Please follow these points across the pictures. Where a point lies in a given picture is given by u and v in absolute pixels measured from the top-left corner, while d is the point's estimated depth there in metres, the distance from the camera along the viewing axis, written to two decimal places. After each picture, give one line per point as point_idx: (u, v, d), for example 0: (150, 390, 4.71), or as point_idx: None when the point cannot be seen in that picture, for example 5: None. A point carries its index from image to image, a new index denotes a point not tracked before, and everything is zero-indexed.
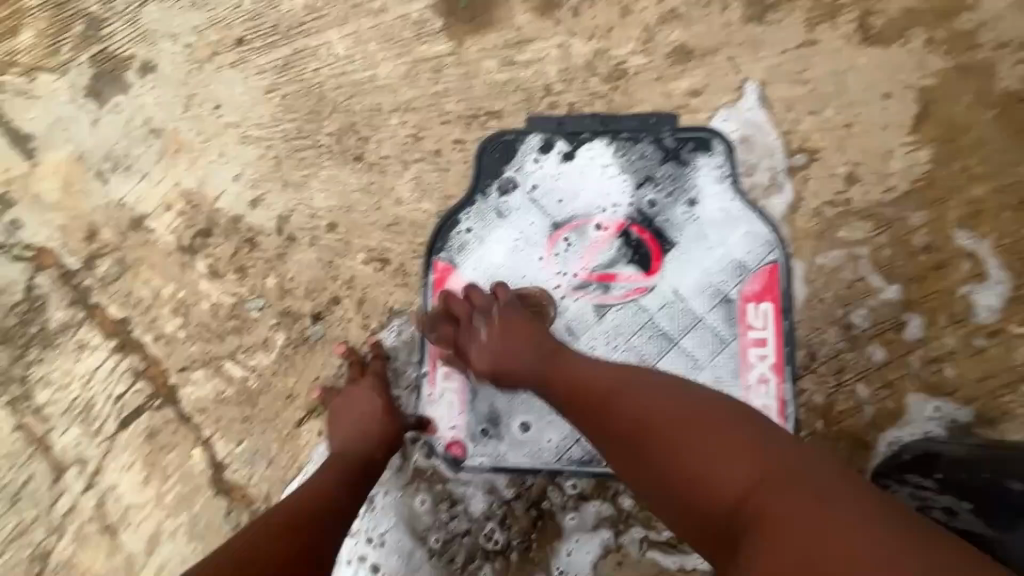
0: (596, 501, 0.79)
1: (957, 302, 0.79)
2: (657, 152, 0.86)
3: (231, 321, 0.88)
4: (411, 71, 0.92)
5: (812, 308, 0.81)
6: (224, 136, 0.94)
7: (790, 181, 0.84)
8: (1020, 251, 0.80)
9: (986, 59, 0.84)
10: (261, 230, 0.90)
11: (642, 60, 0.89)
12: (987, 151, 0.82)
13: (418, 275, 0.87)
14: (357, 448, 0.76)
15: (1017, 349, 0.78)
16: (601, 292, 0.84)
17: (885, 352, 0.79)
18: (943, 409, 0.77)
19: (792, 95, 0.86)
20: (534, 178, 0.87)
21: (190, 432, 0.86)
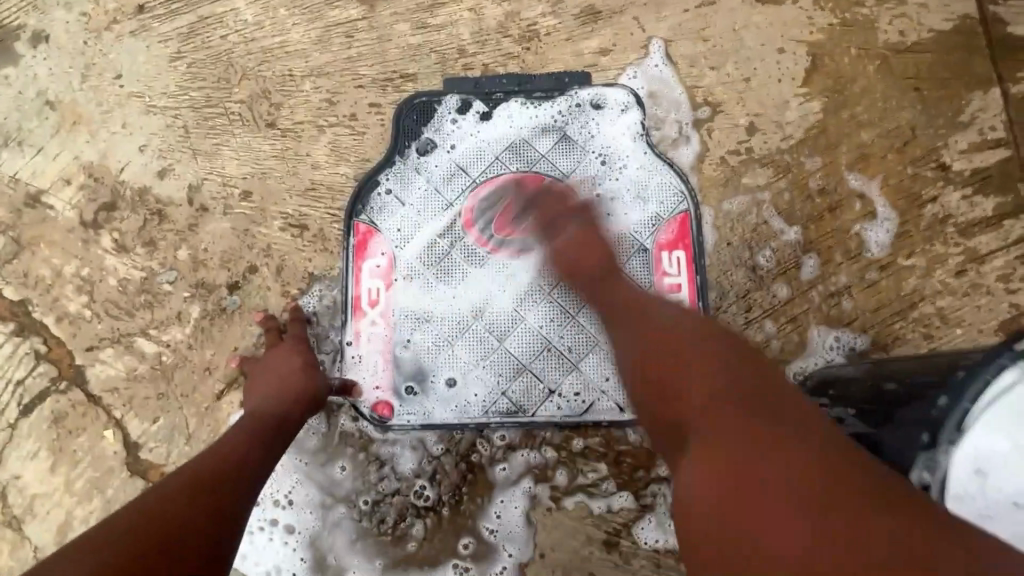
0: (525, 450, 0.80)
1: (851, 239, 0.85)
2: (571, 110, 0.88)
3: (141, 296, 0.84)
4: (323, 37, 0.91)
5: (721, 253, 0.85)
6: (128, 107, 0.90)
7: (697, 133, 0.88)
8: (903, 190, 0.86)
9: (868, 15, 0.91)
10: (171, 201, 0.87)
11: (552, 22, 0.91)
12: (872, 99, 0.89)
13: (338, 239, 0.86)
14: (273, 404, 0.71)
15: (905, 279, 0.84)
16: (523, 246, 0.84)
17: (789, 289, 0.84)
18: (842, 339, 0.83)
19: (695, 52, 0.90)
20: (452, 138, 0.87)
21: (101, 413, 0.82)
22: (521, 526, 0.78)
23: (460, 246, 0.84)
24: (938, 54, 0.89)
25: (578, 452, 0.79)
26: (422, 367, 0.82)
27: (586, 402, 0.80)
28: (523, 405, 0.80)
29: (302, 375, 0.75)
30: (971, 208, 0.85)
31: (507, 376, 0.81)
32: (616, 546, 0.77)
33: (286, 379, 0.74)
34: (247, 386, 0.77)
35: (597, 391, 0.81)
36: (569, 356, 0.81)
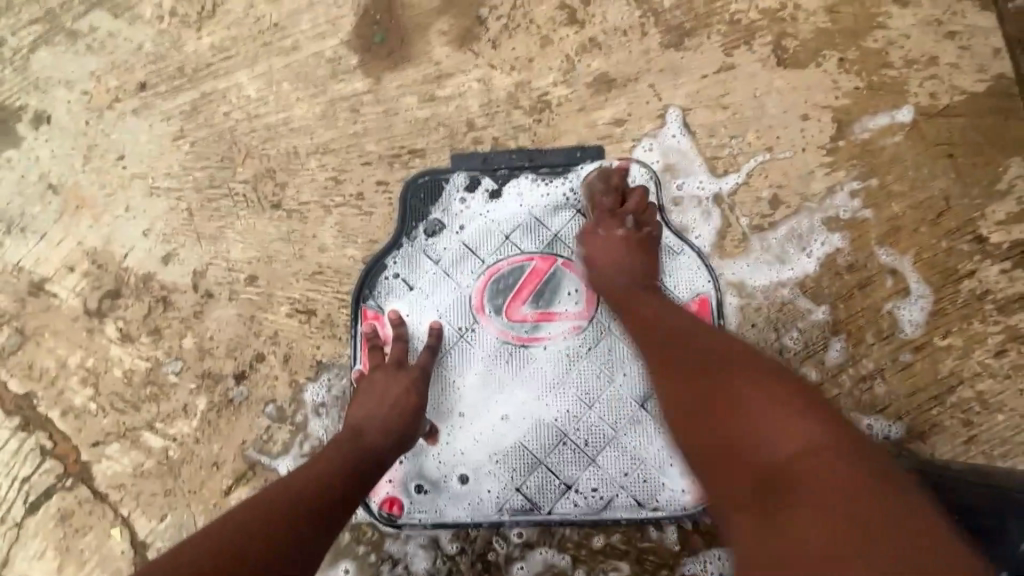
0: (542, 548, 0.77)
1: (883, 319, 0.81)
2: (585, 186, 0.85)
3: (147, 388, 0.82)
4: (328, 111, 0.89)
5: (745, 335, 0.81)
6: (131, 188, 0.88)
7: (717, 207, 0.84)
8: (938, 264, 0.82)
9: (897, 76, 0.86)
10: (176, 287, 0.85)
11: (565, 91, 0.88)
12: (903, 167, 0.84)
13: (346, 326, 0.83)
14: (376, 437, 0.68)
15: (942, 361, 0.79)
16: (534, 330, 0.81)
17: (818, 373, 0.80)
18: (875, 427, 0.78)
19: (713, 121, 0.86)
20: (461, 219, 0.85)
21: (108, 511, 0.80)
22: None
23: (469, 332, 0.82)
24: (973, 118, 0.85)
25: (599, 551, 0.76)
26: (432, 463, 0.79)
27: (604, 497, 0.77)
28: (538, 502, 0.77)
29: (372, 428, 0.69)
30: (1011, 283, 0.81)
31: (521, 471, 0.78)
32: None
33: (352, 429, 0.69)
34: (356, 395, 0.74)
35: (615, 486, 0.77)
36: (586, 447, 0.78)
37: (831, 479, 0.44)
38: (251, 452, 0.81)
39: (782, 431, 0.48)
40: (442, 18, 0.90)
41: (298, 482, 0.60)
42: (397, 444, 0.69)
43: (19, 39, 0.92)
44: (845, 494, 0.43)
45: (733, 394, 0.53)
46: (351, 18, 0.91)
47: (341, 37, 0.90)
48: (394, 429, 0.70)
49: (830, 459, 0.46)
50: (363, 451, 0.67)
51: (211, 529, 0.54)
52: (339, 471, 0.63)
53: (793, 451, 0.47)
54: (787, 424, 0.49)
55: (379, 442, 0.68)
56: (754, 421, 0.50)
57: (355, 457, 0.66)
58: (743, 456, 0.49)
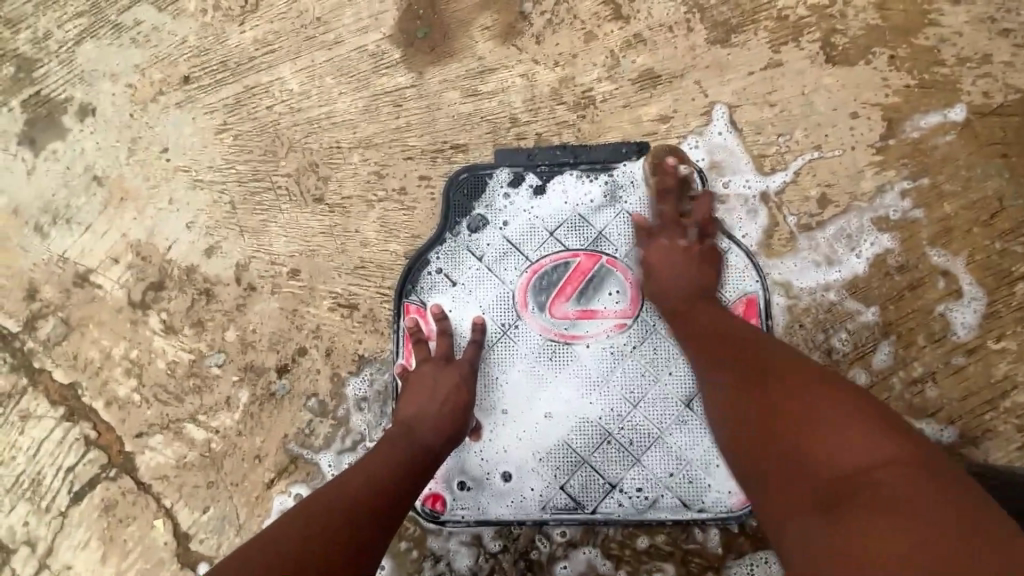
0: (586, 547, 0.76)
1: (935, 321, 0.79)
2: (630, 182, 0.84)
3: (190, 380, 0.83)
4: (371, 106, 0.89)
5: (793, 335, 0.80)
6: (174, 181, 0.88)
7: (764, 206, 0.83)
8: (991, 266, 0.80)
9: (949, 74, 0.85)
10: (219, 280, 0.85)
11: (609, 87, 0.87)
12: (955, 167, 0.83)
13: (388, 321, 0.83)
14: (428, 436, 0.68)
15: (996, 365, 0.78)
16: (579, 328, 0.80)
17: (867, 375, 0.78)
18: (926, 430, 0.77)
19: (761, 118, 0.85)
20: (505, 214, 0.84)
21: (152, 502, 0.80)
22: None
23: (513, 329, 0.81)
24: None
25: (643, 551, 0.76)
26: (477, 460, 0.78)
27: (649, 497, 0.76)
28: (582, 500, 0.77)
29: (423, 425, 0.69)
30: None
31: (565, 469, 0.77)
32: None
33: (403, 427, 0.69)
34: (403, 391, 0.74)
35: (661, 486, 0.76)
36: (632, 446, 0.77)
37: (900, 490, 0.43)
38: (292, 446, 0.80)
39: (862, 440, 0.47)
40: (485, 12, 0.89)
41: (337, 492, 0.58)
42: (448, 443, 0.69)
43: (65, 32, 0.92)
44: (933, 498, 0.42)
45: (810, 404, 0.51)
46: (393, 12, 0.90)
47: (384, 31, 0.90)
48: (445, 426, 0.69)
49: (916, 475, 0.44)
50: (411, 455, 0.65)
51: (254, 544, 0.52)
52: (382, 477, 0.61)
53: (869, 458, 0.46)
54: (842, 432, 0.48)
55: (430, 440, 0.68)
56: (832, 429, 0.48)
57: (401, 461, 0.64)
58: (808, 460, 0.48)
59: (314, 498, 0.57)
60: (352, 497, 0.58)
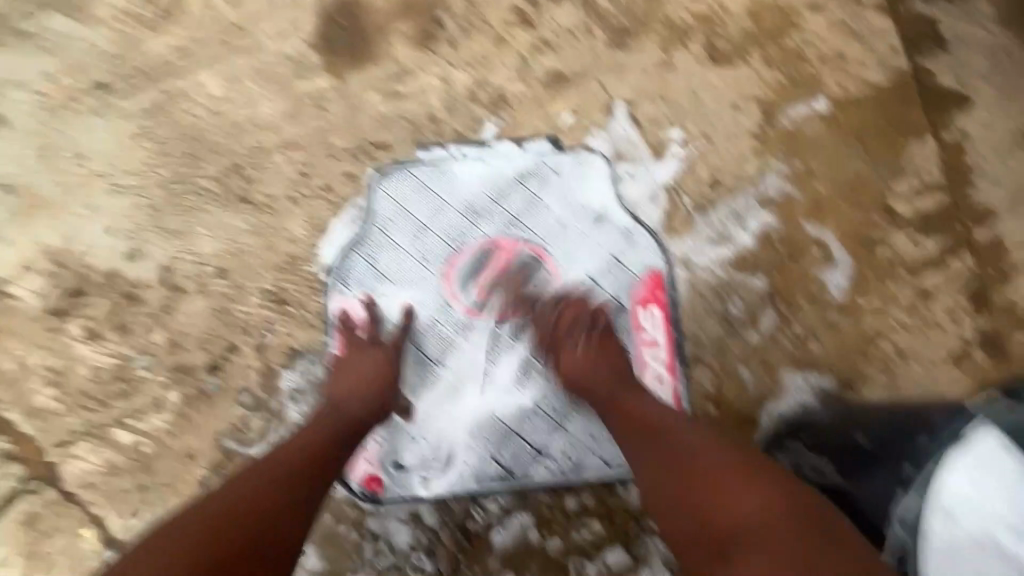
0: (519, 512, 0.81)
1: (812, 284, 0.90)
2: (545, 173, 0.91)
3: (115, 384, 0.82)
4: (293, 108, 0.92)
5: (693, 304, 0.89)
6: (92, 187, 0.88)
7: (663, 191, 0.92)
8: (856, 234, 0.92)
9: (812, 71, 0.97)
10: (143, 283, 0.85)
11: (520, 87, 0.94)
12: (822, 151, 0.95)
13: (319, 313, 0.85)
14: (354, 408, 0.71)
15: (864, 319, 0.90)
16: (502, 309, 0.87)
17: (759, 335, 0.88)
18: (811, 380, 0.87)
19: (656, 112, 0.95)
20: (429, 207, 0.89)
21: (78, 511, 0.78)
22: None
23: (441, 315, 0.86)
24: (877, 107, 0.97)
25: (572, 511, 0.81)
26: (411, 439, 0.82)
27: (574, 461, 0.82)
28: (512, 469, 0.82)
29: (352, 401, 0.72)
30: (916, 249, 0.92)
31: (495, 442, 0.82)
32: None
33: (334, 404, 0.72)
34: (333, 373, 0.76)
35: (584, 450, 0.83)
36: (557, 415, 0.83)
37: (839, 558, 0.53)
38: (226, 441, 0.81)
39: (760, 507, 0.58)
40: (401, 19, 0.94)
41: (292, 453, 0.64)
42: (377, 415, 0.73)
43: None
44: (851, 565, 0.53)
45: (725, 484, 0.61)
46: (312, 18, 0.94)
47: (303, 37, 0.93)
48: (373, 398, 0.73)
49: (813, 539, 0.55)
50: (337, 427, 0.69)
51: (156, 546, 0.53)
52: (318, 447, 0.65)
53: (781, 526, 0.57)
54: (737, 499, 0.60)
55: (357, 413, 0.71)
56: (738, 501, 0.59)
57: (325, 440, 0.66)
58: (713, 527, 0.59)
59: (228, 485, 0.59)
60: (270, 480, 0.60)
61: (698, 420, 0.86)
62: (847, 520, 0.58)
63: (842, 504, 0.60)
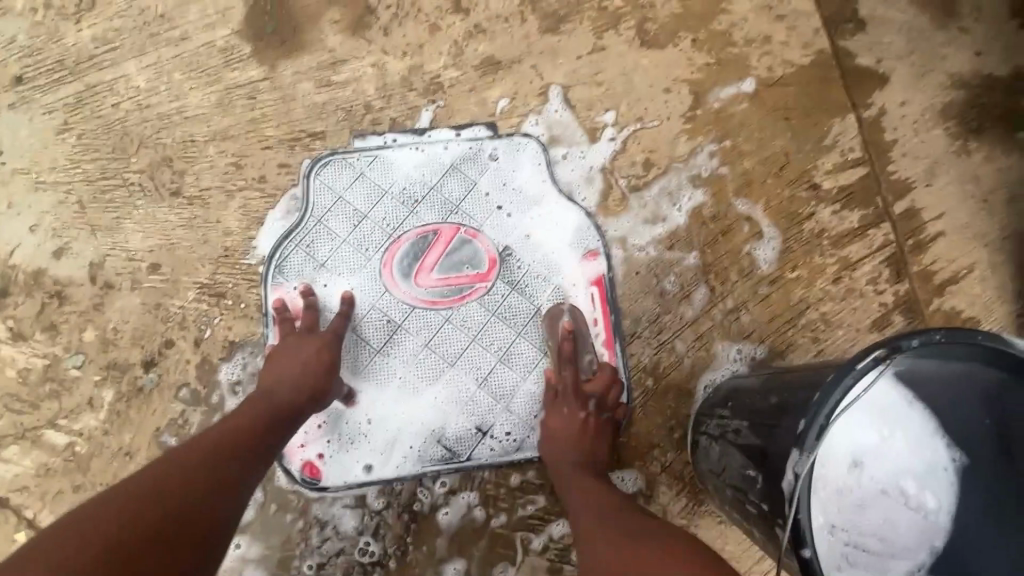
0: (465, 492, 0.83)
1: (743, 258, 0.94)
2: (482, 158, 0.92)
3: (46, 385, 0.80)
4: (224, 99, 0.90)
5: (630, 282, 0.92)
6: (13, 184, 0.85)
7: (599, 173, 0.94)
8: (783, 210, 0.96)
9: (739, 53, 1.01)
10: (71, 281, 0.83)
11: (455, 73, 0.95)
12: (750, 130, 0.98)
13: (258, 305, 0.85)
14: (284, 393, 0.72)
15: (793, 291, 0.94)
16: (445, 292, 0.88)
17: (693, 310, 0.91)
18: (744, 350, 0.91)
19: (590, 96, 0.97)
20: (367, 196, 0.89)
21: (11, 515, 0.77)
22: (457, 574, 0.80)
23: (382, 302, 0.87)
24: (801, 87, 1.01)
25: (516, 487, 0.83)
26: (354, 426, 0.83)
27: (517, 439, 0.85)
28: (456, 450, 0.84)
29: (283, 387, 0.72)
30: (840, 222, 0.96)
31: (440, 423, 0.84)
32: (560, 572, 0.81)
33: (265, 390, 0.72)
34: (266, 361, 0.77)
35: (528, 427, 0.85)
36: (499, 397, 0.86)
37: None
38: (165, 438, 0.80)
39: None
40: (332, 7, 0.94)
41: (223, 437, 0.64)
42: (310, 400, 0.73)
43: None
44: None
45: (656, 558, 0.55)
46: (240, 8, 0.93)
47: (231, 27, 0.92)
48: (307, 383, 0.73)
49: None
50: (269, 413, 0.69)
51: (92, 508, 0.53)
52: (249, 433, 0.66)
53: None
54: (683, 569, 0.53)
55: (292, 399, 0.72)
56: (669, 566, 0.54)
57: (261, 429, 0.67)
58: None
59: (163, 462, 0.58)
60: (213, 457, 0.61)
61: (636, 393, 0.89)
62: (761, 474, 0.62)
63: (757, 461, 0.63)
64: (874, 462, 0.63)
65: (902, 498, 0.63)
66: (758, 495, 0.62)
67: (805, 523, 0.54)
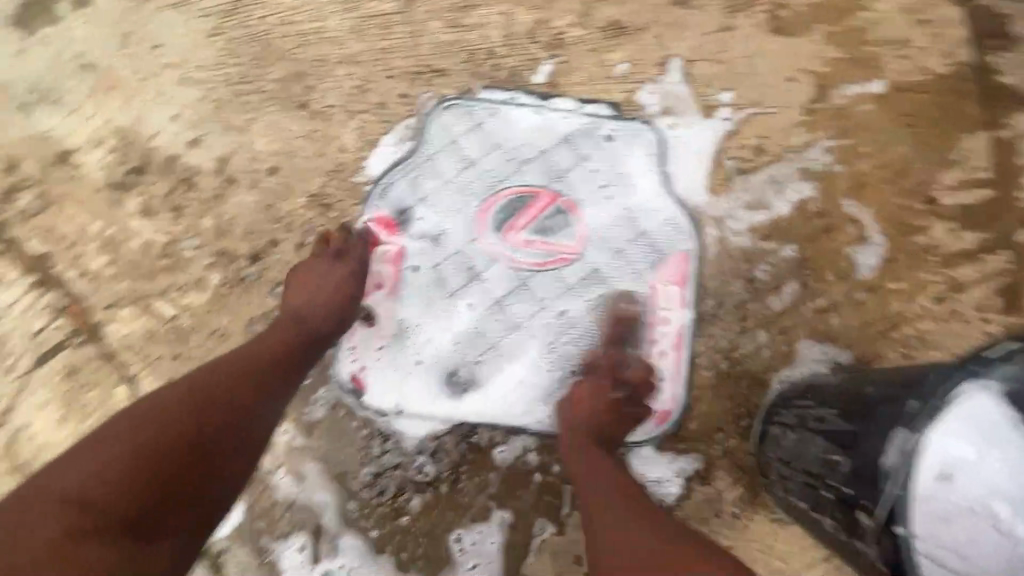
0: (523, 434, 0.84)
1: (843, 260, 0.90)
2: (596, 135, 0.93)
3: (163, 259, 0.87)
4: (359, 26, 0.95)
5: (721, 264, 0.90)
6: (163, 76, 0.93)
7: (708, 151, 0.93)
8: (893, 218, 0.92)
9: (872, 52, 0.97)
10: (200, 170, 0.90)
11: (579, 32, 0.96)
12: (871, 133, 0.95)
13: (358, 221, 0.90)
14: (309, 318, 0.76)
15: (891, 301, 0.90)
16: (527, 257, 0.90)
17: (781, 302, 0.89)
18: (828, 352, 0.88)
19: (711, 73, 0.96)
20: (478, 146, 0.92)
21: (115, 370, 0.84)
22: (502, 522, 0.82)
23: (468, 248, 0.90)
24: (934, 96, 0.96)
25: None
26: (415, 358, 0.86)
27: None
28: (506, 411, 0.84)
29: (308, 314, 0.76)
30: (954, 241, 0.91)
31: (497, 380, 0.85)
32: None
33: (293, 315, 0.76)
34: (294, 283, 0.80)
35: None
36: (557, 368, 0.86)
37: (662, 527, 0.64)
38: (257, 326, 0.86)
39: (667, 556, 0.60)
40: None
41: (251, 358, 0.71)
42: (330, 327, 0.77)
43: None
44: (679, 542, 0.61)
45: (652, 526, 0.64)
46: None
47: None
48: (330, 313, 0.77)
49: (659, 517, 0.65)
50: (294, 335, 0.75)
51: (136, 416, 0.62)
52: (274, 356, 0.72)
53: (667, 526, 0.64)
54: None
55: (317, 325, 0.76)
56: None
57: (284, 356, 0.73)
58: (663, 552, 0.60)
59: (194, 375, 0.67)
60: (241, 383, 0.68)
61: (708, 375, 0.87)
62: (848, 458, 0.60)
63: (846, 446, 0.61)
64: (975, 476, 0.51)
65: (991, 521, 0.50)
66: (841, 478, 0.60)
67: (911, 505, 0.51)
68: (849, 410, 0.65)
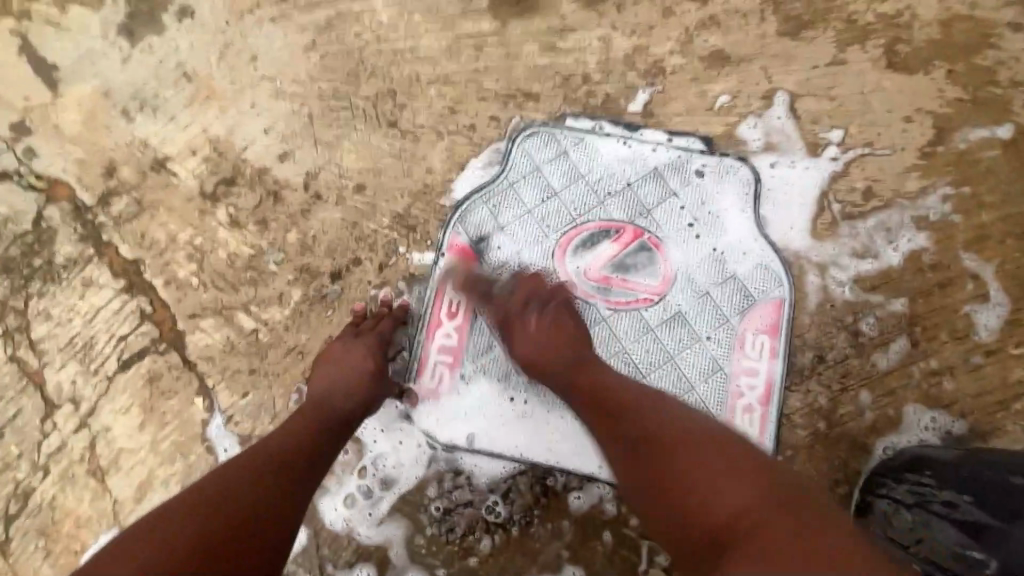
0: (601, 482, 0.80)
1: (960, 319, 0.83)
2: (687, 170, 0.89)
3: (247, 272, 0.87)
4: (453, 46, 0.93)
5: (822, 314, 0.84)
6: (258, 88, 0.93)
7: (812, 192, 0.87)
8: (1019, 277, 0.84)
9: (1002, 93, 0.89)
10: (288, 184, 0.90)
11: (680, 60, 0.92)
12: (996, 182, 0.87)
13: (436, 248, 0.87)
14: (334, 401, 0.73)
15: (1013, 368, 0.81)
16: (607, 293, 0.86)
17: (888, 361, 0.82)
18: (939, 420, 0.80)
19: (819, 110, 0.90)
20: (562, 175, 0.89)
21: (194, 380, 0.84)
22: None
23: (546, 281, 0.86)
24: None
25: None
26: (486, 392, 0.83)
27: None
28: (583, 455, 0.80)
29: (333, 398, 0.73)
30: None
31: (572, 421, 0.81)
32: None
33: (316, 401, 0.73)
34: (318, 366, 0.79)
35: None
36: None
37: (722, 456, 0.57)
38: None
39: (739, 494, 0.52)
40: None
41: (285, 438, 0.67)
42: (359, 408, 0.74)
43: None
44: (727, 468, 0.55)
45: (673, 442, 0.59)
46: None
47: None
48: (353, 391, 0.74)
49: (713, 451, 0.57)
50: (318, 421, 0.71)
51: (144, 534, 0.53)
52: (302, 440, 0.68)
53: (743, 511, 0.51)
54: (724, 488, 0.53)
55: (341, 409, 0.73)
56: (799, 525, 0.49)
57: (312, 435, 0.69)
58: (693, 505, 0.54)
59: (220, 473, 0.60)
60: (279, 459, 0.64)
61: (803, 433, 0.81)
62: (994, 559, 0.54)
63: (989, 543, 0.55)
64: None
65: None
66: None
67: None
68: (987, 502, 0.59)
